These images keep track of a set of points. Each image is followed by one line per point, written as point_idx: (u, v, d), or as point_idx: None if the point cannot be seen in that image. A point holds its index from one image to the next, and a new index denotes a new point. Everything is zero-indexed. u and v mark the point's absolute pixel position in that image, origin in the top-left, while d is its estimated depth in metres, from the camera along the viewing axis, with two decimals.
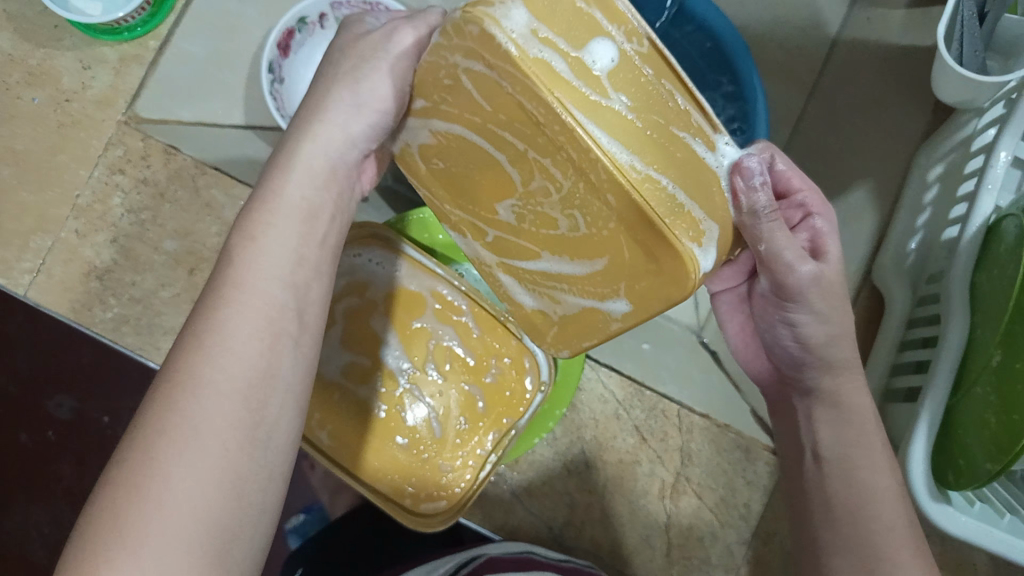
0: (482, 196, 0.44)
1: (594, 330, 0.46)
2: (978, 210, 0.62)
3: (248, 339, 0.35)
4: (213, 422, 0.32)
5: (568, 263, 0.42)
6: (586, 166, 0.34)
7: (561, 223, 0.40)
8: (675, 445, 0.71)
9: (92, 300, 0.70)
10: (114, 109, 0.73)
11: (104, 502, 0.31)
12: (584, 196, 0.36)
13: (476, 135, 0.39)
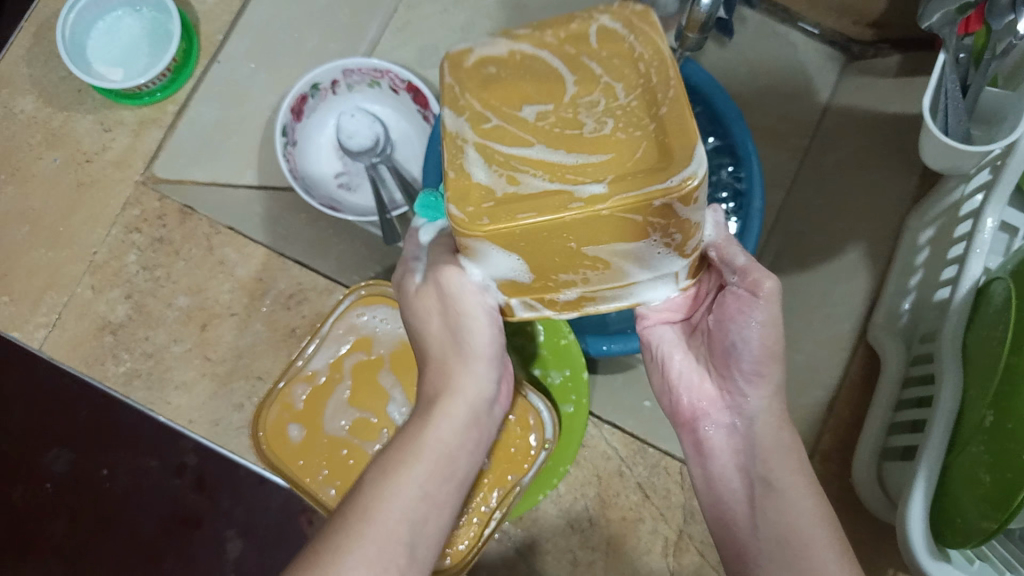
0: (504, 93, 0.39)
1: (536, 225, 0.37)
2: (968, 273, 0.64)
3: (428, 473, 0.43)
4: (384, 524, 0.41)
5: (594, 157, 0.37)
6: (660, 78, 0.38)
7: (586, 124, 0.38)
8: (677, 502, 0.72)
9: (105, 354, 0.72)
10: (132, 169, 0.75)
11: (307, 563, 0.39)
12: (632, 105, 0.38)
13: (556, 60, 0.39)
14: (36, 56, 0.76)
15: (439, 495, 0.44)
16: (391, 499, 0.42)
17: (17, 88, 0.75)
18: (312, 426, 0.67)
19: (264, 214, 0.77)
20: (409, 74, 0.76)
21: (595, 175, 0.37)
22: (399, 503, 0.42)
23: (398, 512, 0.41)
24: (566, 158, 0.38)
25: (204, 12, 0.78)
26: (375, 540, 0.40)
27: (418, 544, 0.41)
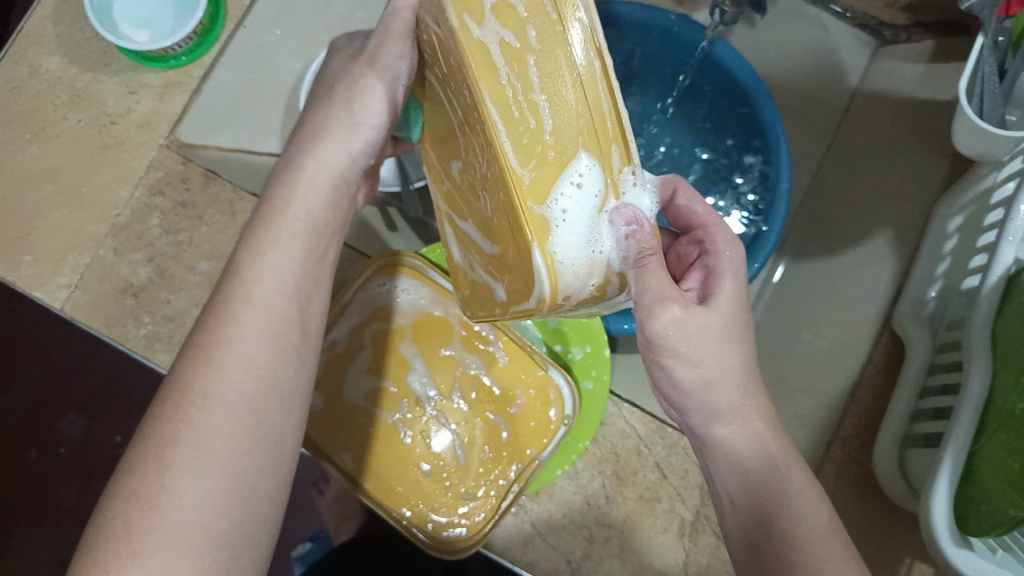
0: (447, 151, 0.48)
1: (485, 302, 0.49)
2: (999, 260, 0.63)
3: (253, 350, 0.41)
4: (222, 406, 0.39)
5: (490, 245, 0.44)
6: (491, 154, 0.37)
7: (482, 198, 0.43)
8: (695, 483, 0.72)
9: (126, 317, 0.72)
10: (156, 132, 0.75)
11: (131, 469, 0.37)
12: (491, 176, 0.38)
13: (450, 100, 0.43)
14: (62, 16, 0.76)
15: (281, 376, 0.42)
16: (257, 272, 0.44)
17: (44, 48, 0.75)
18: (333, 393, 0.68)
19: None
20: None
21: (498, 266, 0.43)
22: (271, 280, 0.44)
23: (275, 285, 0.44)
24: (486, 248, 0.45)
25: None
26: (253, 313, 0.42)
27: (294, 311, 0.43)
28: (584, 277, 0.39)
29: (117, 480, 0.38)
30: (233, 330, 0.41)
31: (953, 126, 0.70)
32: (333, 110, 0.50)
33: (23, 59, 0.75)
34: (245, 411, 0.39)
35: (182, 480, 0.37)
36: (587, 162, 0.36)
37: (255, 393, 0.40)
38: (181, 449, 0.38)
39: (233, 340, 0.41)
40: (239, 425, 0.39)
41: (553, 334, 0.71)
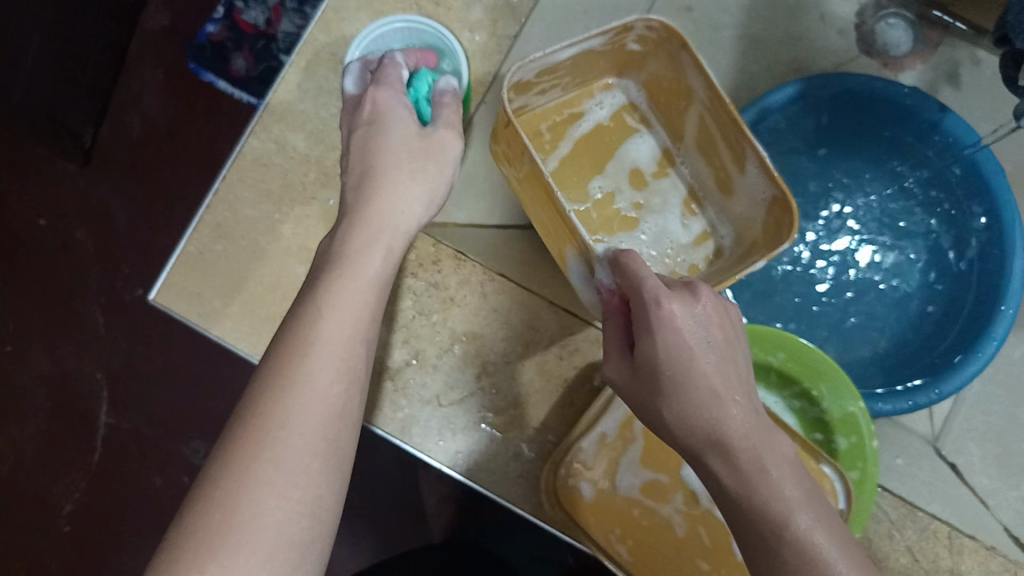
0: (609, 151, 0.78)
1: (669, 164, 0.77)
2: None
3: (314, 418, 0.48)
4: (285, 459, 0.46)
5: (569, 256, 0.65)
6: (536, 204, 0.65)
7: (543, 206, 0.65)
8: (946, 567, 0.74)
9: (383, 399, 0.72)
10: None
11: (200, 532, 0.44)
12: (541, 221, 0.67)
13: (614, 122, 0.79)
14: (307, 90, 0.75)
15: (341, 436, 0.50)
16: (340, 288, 0.53)
17: (290, 124, 0.75)
18: (605, 484, 0.68)
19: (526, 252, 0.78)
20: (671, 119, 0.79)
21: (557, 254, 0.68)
22: (354, 282, 0.54)
23: (356, 293, 0.54)
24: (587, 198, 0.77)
25: (473, 49, 0.77)
26: (335, 309, 0.52)
27: (331, 412, 0.49)
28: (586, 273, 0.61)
29: (215, 484, 0.45)
30: (283, 404, 0.48)
31: None
32: (385, 152, 0.61)
33: (269, 133, 0.74)
34: (324, 447, 0.48)
35: (263, 495, 0.45)
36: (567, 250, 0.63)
37: (318, 464, 0.47)
38: (271, 464, 0.46)
39: (322, 354, 0.50)
40: (310, 454, 0.47)
41: (812, 422, 0.73)
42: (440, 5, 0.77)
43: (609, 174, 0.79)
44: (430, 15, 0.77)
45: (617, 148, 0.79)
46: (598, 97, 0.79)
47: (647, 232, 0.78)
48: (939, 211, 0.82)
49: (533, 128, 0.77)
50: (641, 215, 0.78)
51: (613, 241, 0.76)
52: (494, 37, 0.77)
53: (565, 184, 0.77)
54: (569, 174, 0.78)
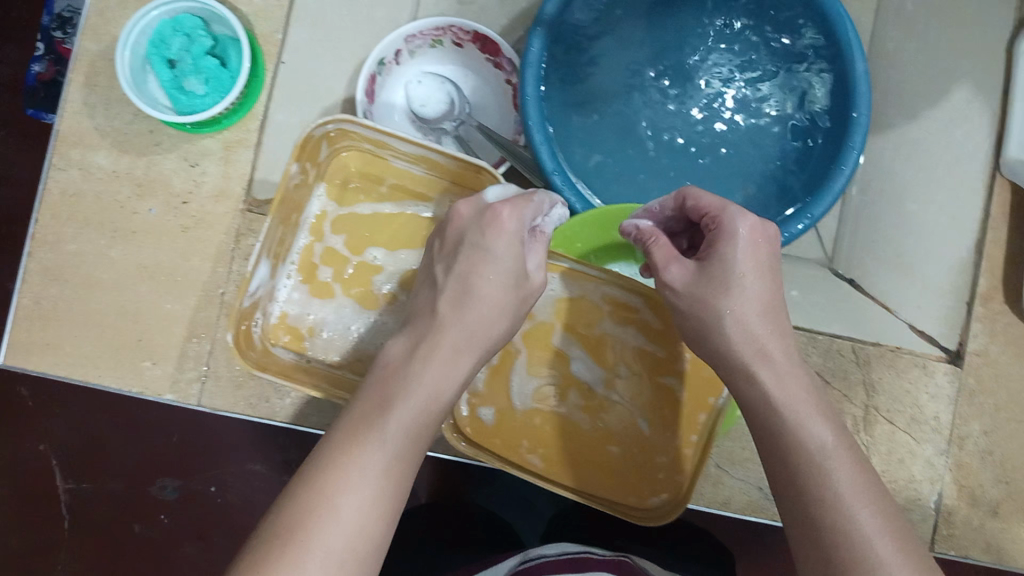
0: (404, 232, 0.72)
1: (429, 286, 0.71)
2: None
3: (375, 489, 0.46)
4: (350, 515, 0.44)
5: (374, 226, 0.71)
6: (351, 171, 0.71)
7: (379, 184, 0.72)
8: (857, 380, 0.74)
9: (268, 392, 0.70)
10: (232, 199, 0.71)
11: (273, 537, 0.42)
12: (360, 177, 0.71)
13: (423, 185, 0.72)
14: (94, 105, 0.71)
15: (387, 514, 0.46)
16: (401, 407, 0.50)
17: (88, 144, 0.71)
18: (499, 403, 0.68)
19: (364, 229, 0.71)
20: (471, 24, 0.78)
21: (377, 218, 0.72)
22: (401, 419, 0.49)
23: (411, 413, 0.50)
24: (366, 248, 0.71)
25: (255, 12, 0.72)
26: (389, 437, 0.48)
27: (393, 495, 0.47)
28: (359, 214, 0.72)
29: (292, 506, 0.44)
30: (348, 463, 0.46)
31: None
32: (492, 267, 0.56)
33: (70, 161, 0.71)
34: (371, 513, 0.45)
35: (322, 536, 0.42)
36: (379, 251, 0.71)
37: (370, 532, 0.44)
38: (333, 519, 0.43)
39: (388, 439, 0.48)
40: (362, 514, 0.44)
41: None
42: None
43: (393, 255, 0.71)
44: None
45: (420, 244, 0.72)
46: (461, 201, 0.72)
47: (368, 321, 0.71)
48: (776, 43, 0.80)
49: (365, 171, 0.71)
50: (381, 303, 0.71)
51: (337, 299, 0.71)
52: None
53: (345, 226, 0.71)
54: (355, 224, 0.71)
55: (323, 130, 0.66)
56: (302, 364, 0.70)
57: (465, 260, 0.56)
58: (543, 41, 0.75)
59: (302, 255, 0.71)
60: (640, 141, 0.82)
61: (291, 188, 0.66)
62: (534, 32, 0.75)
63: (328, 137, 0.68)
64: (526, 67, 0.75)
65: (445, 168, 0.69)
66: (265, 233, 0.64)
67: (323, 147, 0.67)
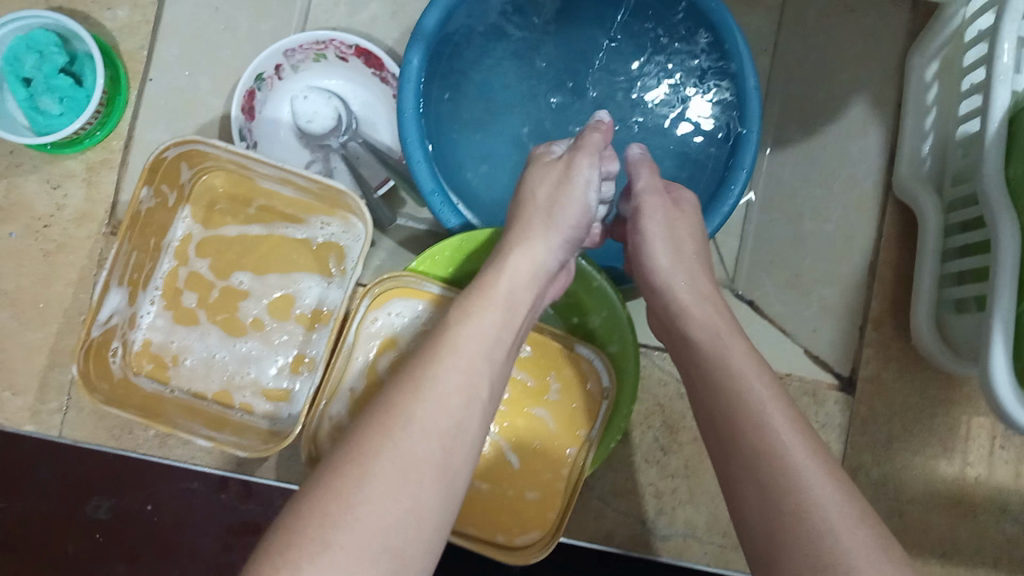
0: (272, 255, 0.69)
1: (295, 311, 0.69)
2: (996, 101, 0.60)
3: (444, 424, 0.44)
4: (417, 454, 0.42)
5: (241, 248, 0.69)
6: (218, 191, 0.69)
7: (247, 204, 0.69)
8: None
9: (130, 422, 0.68)
10: (96, 222, 0.69)
11: (306, 498, 0.40)
12: (227, 198, 0.69)
13: (292, 206, 0.69)
14: None
15: (455, 454, 0.44)
16: (457, 349, 0.48)
17: None
18: None
19: (230, 251, 0.69)
20: (353, 38, 0.76)
21: (244, 240, 0.69)
22: (454, 374, 0.46)
23: (451, 396, 0.45)
24: (231, 271, 0.69)
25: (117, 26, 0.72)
26: (445, 377, 0.46)
27: (451, 443, 0.44)
28: (224, 236, 0.69)
29: (312, 503, 0.40)
30: (410, 405, 0.44)
31: None
32: (528, 225, 0.58)
33: None
34: (407, 508, 0.40)
35: (351, 532, 0.38)
36: (244, 276, 0.69)
37: (438, 473, 0.42)
38: (377, 473, 0.41)
39: (421, 429, 0.43)
40: (394, 509, 0.40)
41: (566, 310, 0.71)
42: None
43: (261, 280, 0.69)
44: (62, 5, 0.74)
45: (289, 267, 0.69)
46: (334, 223, 0.69)
47: (232, 349, 0.69)
48: (665, 62, 0.78)
49: (233, 193, 0.69)
50: (248, 330, 0.69)
51: (202, 325, 0.69)
52: (137, 9, 0.74)
53: (210, 249, 0.69)
54: (221, 247, 0.69)
55: (173, 153, 0.63)
56: (166, 394, 0.68)
57: (518, 212, 0.60)
58: (422, 55, 0.72)
59: (166, 281, 0.69)
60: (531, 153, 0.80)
61: (149, 213, 0.65)
62: (412, 44, 0.71)
63: (187, 159, 0.65)
64: (404, 83, 0.72)
65: (311, 190, 0.67)
66: (113, 259, 0.63)
67: (180, 166, 0.65)
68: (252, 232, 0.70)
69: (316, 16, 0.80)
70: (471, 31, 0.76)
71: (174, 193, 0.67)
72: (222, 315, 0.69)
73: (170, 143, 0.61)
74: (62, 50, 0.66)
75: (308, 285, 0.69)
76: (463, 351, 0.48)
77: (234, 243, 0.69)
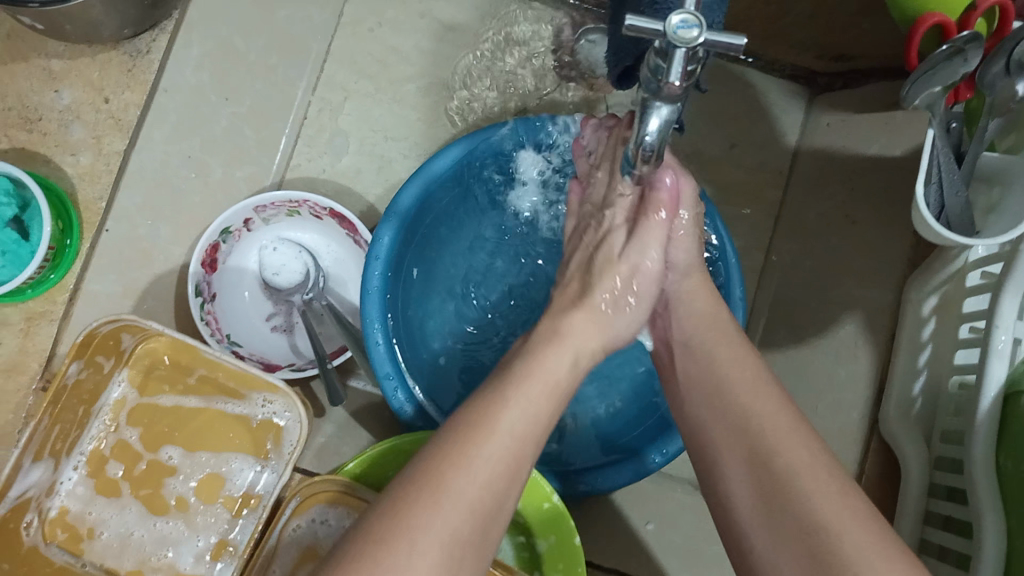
0: (207, 430, 0.65)
1: (225, 492, 0.65)
2: (990, 376, 0.56)
3: (498, 458, 0.42)
4: (467, 489, 0.40)
5: (174, 420, 0.65)
6: (159, 357, 0.65)
7: (186, 374, 0.65)
8: None
9: None
10: (27, 375, 0.67)
11: (359, 536, 0.38)
12: (166, 367, 0.65)
13: (233, 382, 0.64)
14: None
15: (509, 489, 0.42)
16: (526, 374, 0.47)
17: None
18: None
19: (163, 422, 0.65)
20: (328, 201, 0.73)
21: (178, 412, 0.65)
22: (516, 405, 0.45)
23: (518, 421, 0.44)
24: (160, 443, 0.65)
25: (79, 173, 0.72)
26: (509, 411, 0.44)
27: (503, 468, 0.42)
28: (160, 405, 0.65)
29: (395, 504, 0.39)
30: (466, 440, 0.42)
31: (913, 217, 0.60)
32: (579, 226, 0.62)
33: None
34: (477, 510, 0.40)
35: (427, 532, 0.38)
36: (174, 451, 0.65)
37: (484, 506, 0.40)
38: (430, 507, 0.39)
39: (475, 461, 0.41)
40: (464, 514, 0.39)
41: (516, 523, 0.65)
42: (34, 131, 0.72)
43: (191, 457, 0.65)
44: (24, 144, 0.72)
45: (223, 446, 0.65)
46: (277, 400, 0.64)
47: (152, 528, 0.64)
48: None
49: (174, 359, 0.65)
50: (171, 510, 0.64)
51: (123, 499, 0.64)
52: (101, 156, 0.72)
53: (141, 419, 0.65)
54: (154, 417, 0.65)
55: (106, 327, 0.60)
56: (76, 568, 0.62)
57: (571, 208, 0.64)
58: (394, 232, 0.66)
59: (93, 447, 0.65)
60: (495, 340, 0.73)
61: (78, 382, 0.62)
62: (384, 221, 0.65)
63: (124, 330, 0.62)
64: (370, 262, 0.66)
65: (249, 371, 0.62)
66: (31, 432, 0.60)
67: (116, 335, 0.62)
68: (189, 404, 0.65)
69: (299, 164, 0.77)
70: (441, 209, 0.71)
71: (110, 360, 0.64)
72: (145, 491, 0.64)
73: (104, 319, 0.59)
74: (11, 200, 0.66)
75: (242, 465, 0.65)
76: (528, 379, 0.46)
77: (167, 415, 0.65)
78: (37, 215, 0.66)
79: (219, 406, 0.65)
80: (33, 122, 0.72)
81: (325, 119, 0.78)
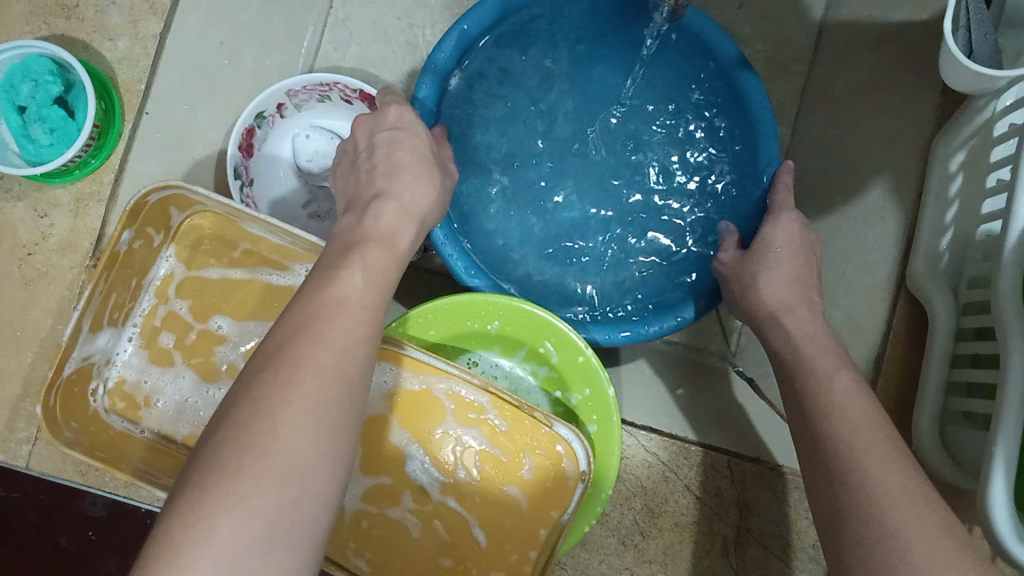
0: (252, 301, 0.68)
1: None
2: (1018, 209, 0.57)
3: (335, 348, 0.41)
4: (312, 388, 0.38)
5: (222, 291, 0.68)
6: (206, 229, 0.68)
7: (233, 245, 0.68)
8: (730, 498, 0.71)
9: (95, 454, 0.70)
10: (79, 253, 0.71)
11: (225, 441, 0.36)
12: (213, 241, 0.68)
13: (276, 254, 0.67)
14: None
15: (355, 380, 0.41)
16: (364, 253, 0.48)
17: None
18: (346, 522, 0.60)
19: (211, 292, 0.68)
20: (358, 83, 0.74)
21: (225, 283, 0.68)
22: (346, 312, 0.43)
23: (350, 319, 0.43)
24: (210, 313, 0.68)
25: (118, 58, 0.74)
26: (347, 312, 0.43)
27: (347, 359, 0.41)
28: (210, 275, 0.68)
29: (252, 395, 0.38)
30: (308, 345, 0.40)
31: (940, 63, 0.62)
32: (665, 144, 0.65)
33: None
34: (341, 379, 0.40)
35: (293, 402, 0.38)
36: (222, 319, 0.67)
37: (339, 399, 0.39)
38: (282, 411, 0.37)
39: (319, 355, 0.40)
40: (328, 403, 0.38)
41: (550, 380, 0.68)
42: (72, 18, 0.73)
43: (239, 325, 0.67)
44: (63, 31, 0.73)
45: (265, 314, 0.67)
46: None
47: (203, 394, 0.67)
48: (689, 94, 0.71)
49: (219, 234, 0.68)
50: (222, 376, 0.67)
51: (176, 366, 0.67)
52: (138, 40, 0.74)
53: (190, 291, 0.68)
54: (206, 288, 0.68)
55: (154, 196, 0.62)
56: (135, 434, 0.67)
57: None
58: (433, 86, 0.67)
59: (145, 319, 0.68)
60: (549, 216, 0.72)
61: (129, 252, 0.64)
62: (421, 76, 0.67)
63: (171, 198, 0.64)
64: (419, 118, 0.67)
65: (293, 240, 0.65)
66: (88, 299, 0.62)
67: (165, 206, 0.64)
68: (235, 275, 0.68)
69: (327, 52, 0.80)
70: (514, 94, 0.73)
71: (159, 234, 0.67)
72: (196, 358, 0.67)
73: (155, 185, 0.61)
74: (56, 79, 0.68)
75: None
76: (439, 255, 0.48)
77: (216, 285, 0.68)
78: (83, 96, 0.69)
79: (263, 277, 0.68)
80: (71, 9, 0.74)
81: (354, 10, 0.79)
